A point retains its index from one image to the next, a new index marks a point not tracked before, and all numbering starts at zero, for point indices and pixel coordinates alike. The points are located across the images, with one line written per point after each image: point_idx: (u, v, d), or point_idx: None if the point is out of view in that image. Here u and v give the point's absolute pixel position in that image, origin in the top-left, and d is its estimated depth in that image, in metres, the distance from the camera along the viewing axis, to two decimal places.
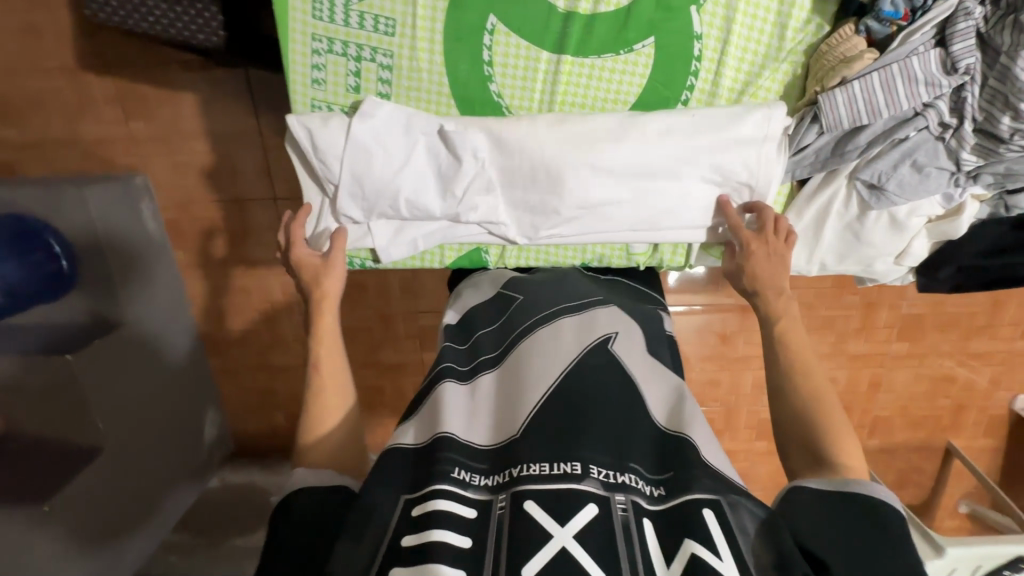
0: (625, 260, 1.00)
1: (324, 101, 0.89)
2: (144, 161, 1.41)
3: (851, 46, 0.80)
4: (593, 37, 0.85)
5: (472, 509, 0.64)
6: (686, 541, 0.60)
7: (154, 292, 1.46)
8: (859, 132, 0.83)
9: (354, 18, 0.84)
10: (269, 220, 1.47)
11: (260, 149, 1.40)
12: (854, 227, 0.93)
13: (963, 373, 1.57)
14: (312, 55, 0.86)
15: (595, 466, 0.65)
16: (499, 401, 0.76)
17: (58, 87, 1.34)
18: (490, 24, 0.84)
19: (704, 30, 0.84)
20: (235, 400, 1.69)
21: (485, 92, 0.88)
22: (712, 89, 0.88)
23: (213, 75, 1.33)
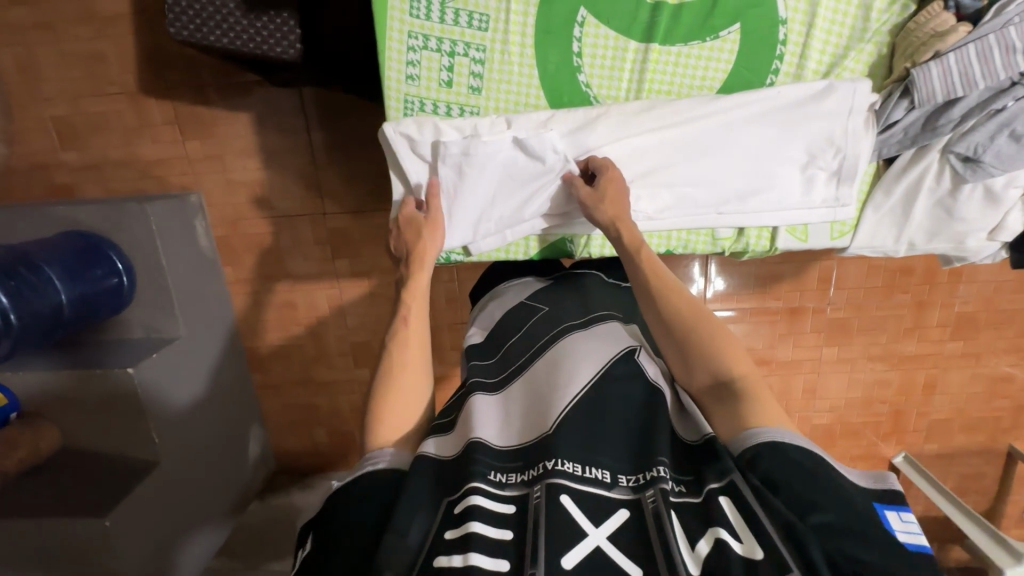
0: (710, 246, 0.98)
1: (418, 96, 0.90)
2: (198, 179, 1.45)
3: (941, 22, 0.81)
4: (682, 23, 0.86)
5: (510, 505, 0.61)
6: (712, 527, 0.56)
7: (206, 307, 1.47)
8: (952, 106, 0.83)
9: (449, 15, 0.86)
10: (315, 234, 1.49)
11: (310, 164, 1.43)
12: (946, 202, 0.91)
13: (1020, 373, 1.53)
14: (408, 52, 0.87)
15: (622, 475, 0.63)
16: (527, 404, 0.75)
17: (120, 109, 1.39)
18: (581, 16, 0.86)
19: (789, 15, 0.85)
20: (278, 417, 1.69)
21: (574, 83, 0.90)
22: (798, 70, 0.88)
23: (268, 95, 1.37)
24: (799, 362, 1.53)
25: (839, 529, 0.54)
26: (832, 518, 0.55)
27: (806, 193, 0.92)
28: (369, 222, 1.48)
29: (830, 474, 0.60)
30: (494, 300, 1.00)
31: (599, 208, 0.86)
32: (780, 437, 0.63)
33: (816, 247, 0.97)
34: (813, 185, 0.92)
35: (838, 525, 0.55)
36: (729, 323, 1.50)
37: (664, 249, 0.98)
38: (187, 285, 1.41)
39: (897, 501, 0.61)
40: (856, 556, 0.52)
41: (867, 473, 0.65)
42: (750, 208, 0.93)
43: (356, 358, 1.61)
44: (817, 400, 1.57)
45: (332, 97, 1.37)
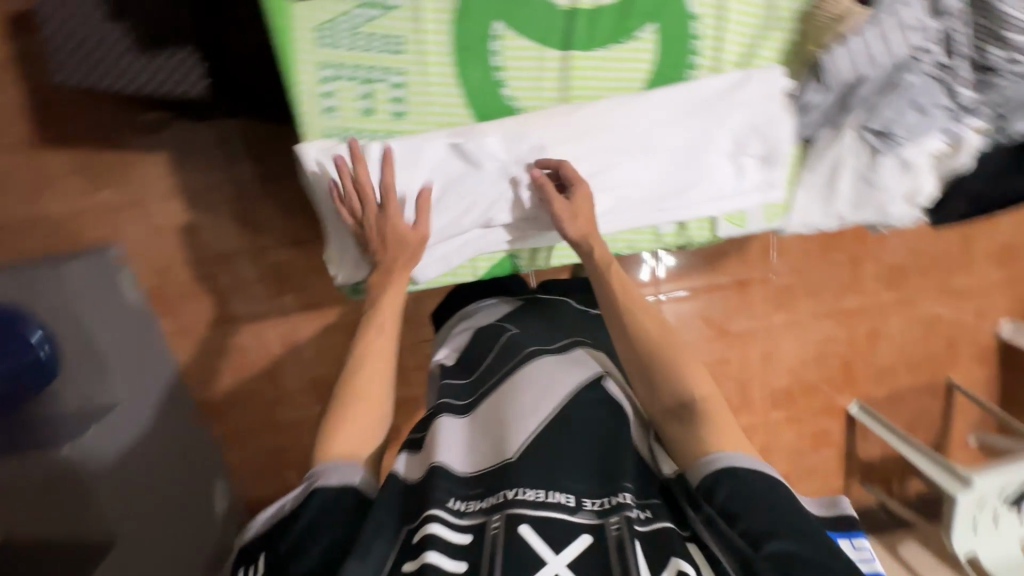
0: (654, 243, 0.99)
1: (338, 127, 0.84)
2: (116, 230, 1.34)
3: (839, 4, 0.83)
4: (597, 28, 0.84)
5: (466, 534, 0.63)
6: (673, 560, 0.58)
7: (143, 365, 1.39)
8: (860, 86, 0.88)
9: (360, 41, 0.81)
10: (256, 272, 1.42)
11: (240, 200, 1.36)
12: (866, 174, 0.94)
13: (949, 312, 1.65)
14: (322, 84, 0.82)
15: (587, 499, 0.64)
16: (491, 432, 0.74)
17: (14, 165, 1.27)
18: (496, 30, 0.82)
19: (700, 11, 0.85)
20: (243, 467, 1.59)
21: (499, 98, 0.87)
22: (716, 64, 0.89)
23: (185, 132, 1.29)
24: (754, 331, 1.59)
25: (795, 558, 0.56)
26: (789, 542, 0.58)
27: (739, 179, 0.93)
28: (311, 252, 1.42)
29: (784, 497, 0.62)
30: (464, 322, 0.98)
31: (569, 223, 0.84)
32: (738, 467, 0.65)
33: (754, 232, 0.99)
34: (744, 171, 0.93)
35: (797, 553, 0.57)
36: (686, 303, 1.53)
37: (611, 252, 0.98)
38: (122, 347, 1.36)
39: (850, 527, 0.70)
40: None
41: (822, 499, 0.74)
42: (687, 201, 0.93)
43: (319, 394, 1.55)
44: (775, 364, 1.64)
45: (254, 127, 1.31)
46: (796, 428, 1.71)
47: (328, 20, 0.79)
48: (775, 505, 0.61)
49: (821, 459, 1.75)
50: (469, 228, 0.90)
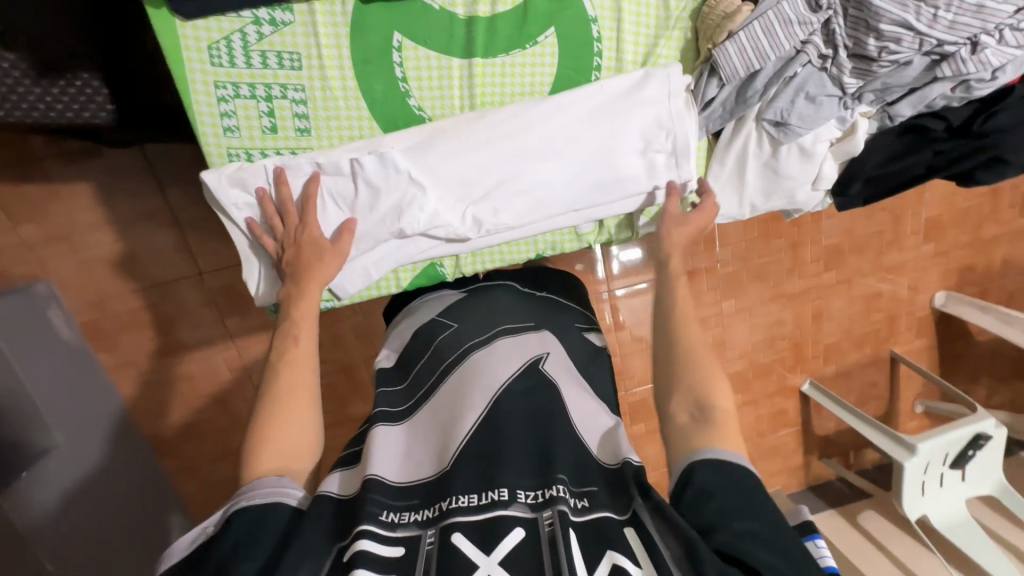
0: (576, 243, 1.02)
1: (242, 147, 0.82)
2: (42, 265, 1.28)
3: (728, 3, 0.85)
4: (498, 36, 0.83)
5: (400, 546, 0.62)
6: (610, 553, 0.59)
7: (82, 403, 1.34)
8: (754, 78, 0.89)
9: (256, 58, 0.78)
10: (198, 297, 1.38)
11: (174, 225, 1.31)
12: (771, 164, 0.97)
13: (886, 287, 1.72)
14: (219, 104, 0.79)
15: (521, 491, 0.64)
16: (431, 436, 0.74)
17: None
18: (396, 41, 0.81)
19: (596, 13, 0.86)
20: (199, 498, 1.55)
21: (405, 108, 0.85)
22: (618, 64, 0.90)
23: (109, 159, 1.24)
24: (706, 320, 1.63)
25: (760, 537, 0.61)
26: (755, 526, 0.61)
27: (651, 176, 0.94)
28: None
29: (756, 484, 0.65)
30: (404, 321, 0.96)
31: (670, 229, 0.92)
32: (727, 460, 0.66)
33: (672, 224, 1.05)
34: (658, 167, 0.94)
35: (761, 533, 0.61)
36: (638, 297, 1.56)
37: (535, 253, 1.01)
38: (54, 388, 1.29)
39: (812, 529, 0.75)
40: (767, 562, 0.59)
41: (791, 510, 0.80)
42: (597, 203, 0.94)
43: None
44: (727, 351, 1.68)
45: (182, 149, 1.26)
46: (754, 411, 1.76)
47: (220, 38, 0.76)
48: (747, 491, 0.64)
49: (779, 438, 1.81)
50: (384, 239, 0.88)
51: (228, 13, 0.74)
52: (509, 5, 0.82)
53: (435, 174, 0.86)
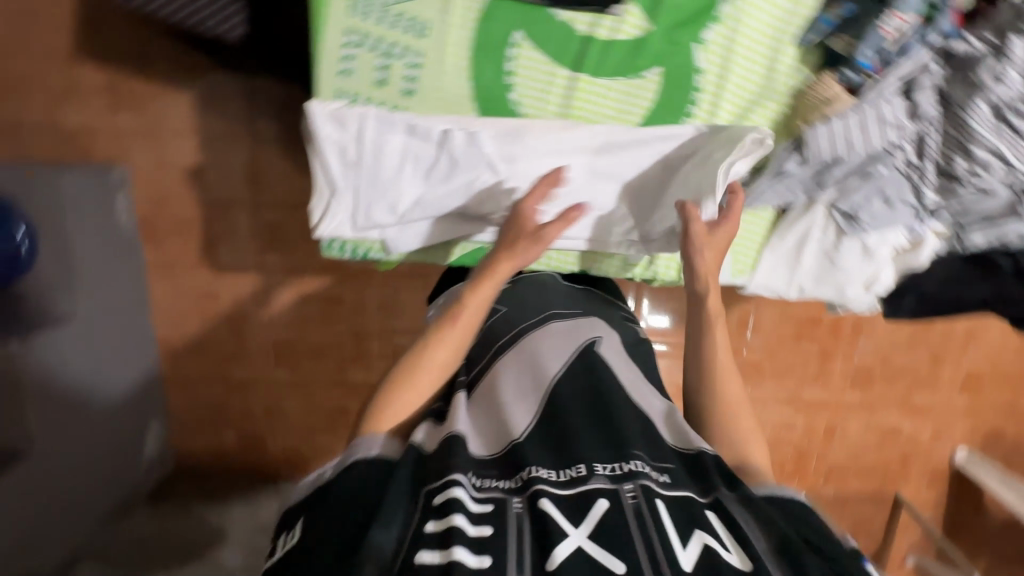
0: (621, 270, 1.05)
1: (350, 91, 0.86)
2: (126, 154, 1.37)
3: (831, 92, 0.85)
4: (608, 60, 0.87)
5: (487, 503, 0.58)
6: (698, 532, 0.55)
7: (114, 288, 1.39)
8: (835, 166, 0.89)
9: (388, 17, 0.82)
10: (249, 226, 1.44)
11: (250, 153, 1.39)
12: (830, 254, 1.01)
13: (908, 426, 1.66)
14: (343, 48, 0.83)
15: (599, 464, 0.62)
16: (493, 403, 0.75)
17: (47, 70, 1.30)
18: (514, 39, 0.85)
19: (704, 66, 0.89)
20: (185, 413, 1.60)
21: (505, 100, 0.90)
22: (709, 118, 0.93)
23: (216, 79, 1.33)
24: None
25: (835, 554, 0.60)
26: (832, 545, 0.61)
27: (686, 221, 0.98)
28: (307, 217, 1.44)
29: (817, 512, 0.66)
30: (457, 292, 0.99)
31: (700, 254, 0.85)
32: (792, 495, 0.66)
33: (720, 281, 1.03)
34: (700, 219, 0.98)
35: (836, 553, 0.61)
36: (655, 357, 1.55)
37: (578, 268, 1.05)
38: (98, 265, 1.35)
39: None
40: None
41: None
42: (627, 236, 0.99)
43: (277, 359, 1.56)
44: None
45: (280, 87, 1.34)
46: None
47: None
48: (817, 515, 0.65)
49: None
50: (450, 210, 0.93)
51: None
52: (629, 35, 0.86)
53: (513, 166, 0.91)
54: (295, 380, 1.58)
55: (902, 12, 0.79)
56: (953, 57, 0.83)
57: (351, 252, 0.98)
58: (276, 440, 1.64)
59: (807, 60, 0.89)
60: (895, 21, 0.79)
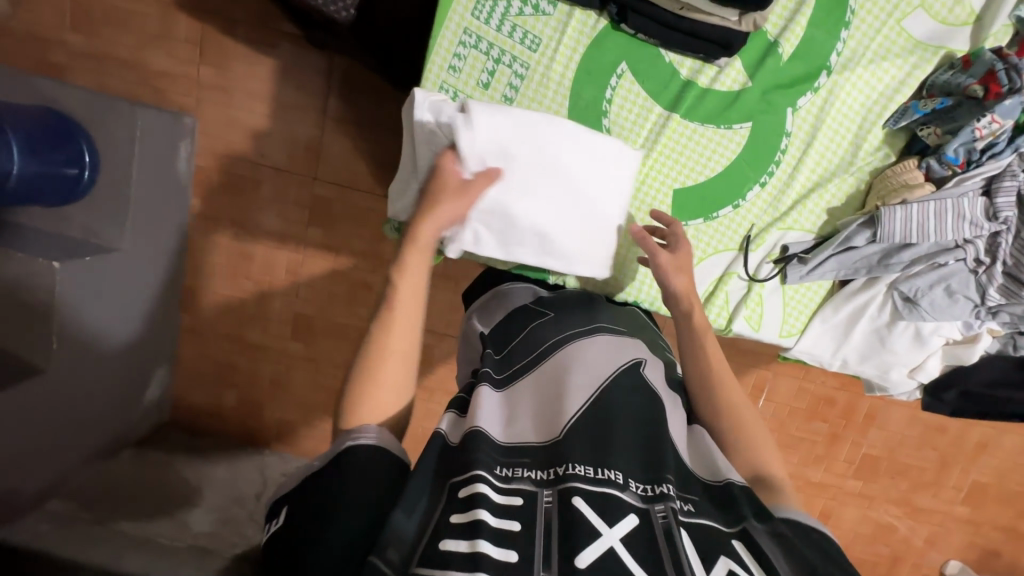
0: None
1: (452, 88, 0.88)
2: (199, 105, 1.41)
3: (912, 176, 0.90)
4: (703, 106, 0.91)
5: (519, 497, 0.59)
6: (724, 559, 0.55)
7: (158, 229, 1.41)
8: (905, 249, 0.91)
9: (505, 26, 0.87)
10: (300, 197, 1.46)
11: (317, 128, 1.42)
12: (882, 332, 1.00)
13: (904, 526, 1.63)
14: (457, 46, 0.86)
15: (633, 480, 0.61)
16: (543, 399, 0.72)
17: (146, 13, 1.35)
18: (620, 69, 0.90)
19: (793, 130, 0.93)
20: (191, 365, 1.60)
21: (598, 123, 0.91)
22: (787, 181, 0.95)
23: (301, 52, 1.37)
24: None
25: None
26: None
27: (743, 270, 0.96)
28: (356, 199, 1.46)
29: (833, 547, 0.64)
30: (497, 299, 0.98)
31: (675, 278, 0.85)
32: (806, 520, 0.65)
33: (765, 338, 0.99)
34: (761, 271, 0.97)
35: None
36: None
37: (632, 298, 1.05)
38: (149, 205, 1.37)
39: None
40: None
41: None
42: (556, 250, 0.90)
43: (295, 330, 1.56)
44: None
45: (359, 72, 1.38)
46: None
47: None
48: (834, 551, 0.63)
49: None
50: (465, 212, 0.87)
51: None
52: (725, 87, 0.91)
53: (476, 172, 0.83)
54: (307, 354, 1.58)
55: (998, 117, 0.82)
56: None
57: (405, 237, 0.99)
58: (274, 410, 1.64)
59: (892, 142, 0.94)
60: (989, 122, 0.83)
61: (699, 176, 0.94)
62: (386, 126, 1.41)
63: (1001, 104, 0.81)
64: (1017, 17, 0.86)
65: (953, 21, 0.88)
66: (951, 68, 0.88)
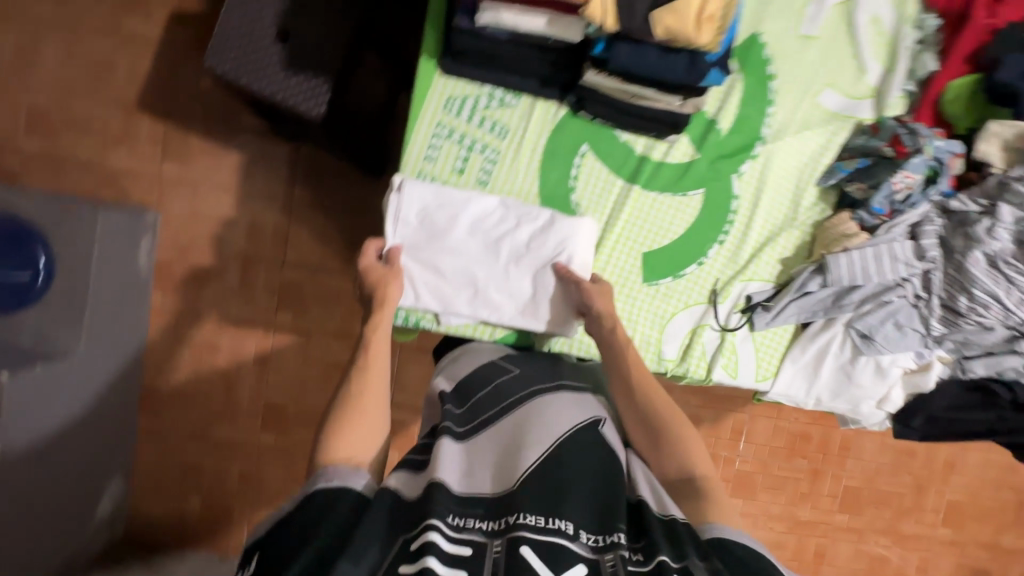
0: (655, 363, 1.02)
1: (430, 174, 0.96)
2: (163, 200, 1.41)
3: (847, 227, 0.99)
4: (660, 176, 1.00)
5: (467, 547, 0.58)
6: None
7: (116, 328, 1.35)
8: (853, 291, 1.00)
9: (475, 118, 0.95)
10: (268, 283, 1.45)
11: (284, 214, 1.43)
12: (847, 368, 1.06)
13: (895, 556, 1.65)
14: (432, 138, 0.95)
15: (584, 531, 0.60)
16: (499, 454, 0.70)
17: (109, 117, 1.37)
18: (582, 150, 0.98)
19: (740, 193, 1.03)
20: (150, 470, 1.48)
21: (566, 198, 0.99)
22: (742, 238, 1.03)
23: (266, 144, 1.41)
24: None
25: None
26: None
27: (714, 321, 1.02)
28: (326, 280, 1.46)
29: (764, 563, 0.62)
30: (460, 357, 0.94)
31: (598, 299, 0.91)
32: (733, 537, 0.64)
33: (744, 384, 1.05)
34: (731, 321, 1.04)
35: None
36: None
37: None
38: (107, 304, 1.32)
39: None
40: None
41: None
42: (486, 299, 0.95)
43: (265, 421, 1.49)
44: None
45: (323, 160, 1.42)
46: None
47: (460, 95, 0.94)
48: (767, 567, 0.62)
49: None
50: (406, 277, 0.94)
51: (476, 81, 0.94)
52: (677, 159, 1.00)
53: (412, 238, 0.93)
54: (278, 446, 1.50)
55: (910, 172, 0.96)
56: (949, 212, 1.00)
57: (405, 320, 0.96)
58: (242, 511, 1.52)
59: (826, 198, 1.05)
60: (902, 177, 0.96)
61: (663, 237, 1.01)
62: (352, 209, 1.44)
63: (910, 161, 0.95)
64: (907, 90, 1.03)
65: (857, 95, 1.03)
66: (863, 133, 1.02)
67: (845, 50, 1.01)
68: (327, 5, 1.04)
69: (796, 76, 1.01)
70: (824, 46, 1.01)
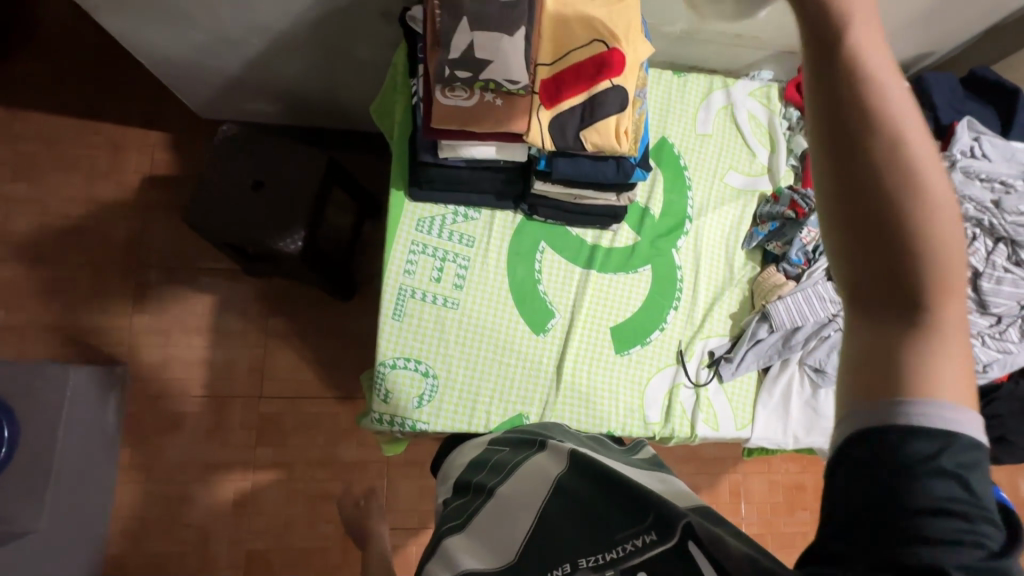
0: (642, 429, 1.07)
1: (410, 287, 1.04)
2: (133, 352, 1.41)
3: (776, 279, 1.14)
4: (612, 259, 1.13)
5: None
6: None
7: (81, 496, 1.26)
8: (796, 331, 1.11)
9: (444, 233, 1.07)
10: (245, 420, 1.42)
11: (260, 348, 1.45)
12: (812, 402, 1.14)
13: None
14: (408, 255, 1.05)
15: (583, 559, 0.54)
16: (494, 525, 0.63)
17: (78, 278, 1.41)
18: (541, 248, 1.10)
19: (682, 262, 1.16)
20: None
21: (535, 290, 1.08)
22: (694, 300, 1.15)
23: (238, 283, 1.47)
24: None
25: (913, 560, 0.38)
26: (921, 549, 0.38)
27: (686, 379, 1.10)
28: (304, 406, 1.45)
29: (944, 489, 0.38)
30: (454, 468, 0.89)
31: None
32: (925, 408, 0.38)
33: (726, 434, 1.11)
34: (701, 376, 1.12)
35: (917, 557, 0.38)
36: None
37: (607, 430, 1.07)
38: (76, 468, 1.24)
39: None
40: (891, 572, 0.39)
41: None
42: None
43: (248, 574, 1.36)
44: None
45: (296, 289, 1.48)
46: None
47: (429, 216, 1.07)
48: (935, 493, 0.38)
49: None
50: None
51: (439, 203, 1.07)
52: (623, 243, 1.14)
53: None
54: None
55: (811, 227, 1.15)
56: None
57: (390, 423, 1.00)
58: None
59: (753, 257, 1.20)
60: (808, 232, 1.15)
61: (625, 309, 1.11)
62: (328, 331, 1.47)
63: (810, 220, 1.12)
64: (792, 165, 1.25)
65: (756, 172, 1.23)
66: (766, 202, 1.20)
67: (737, 142, 1.23)
68: (299, 158, 1.20)
69: (704, 163, 1.21)
70: (720, 139, 1.22)
